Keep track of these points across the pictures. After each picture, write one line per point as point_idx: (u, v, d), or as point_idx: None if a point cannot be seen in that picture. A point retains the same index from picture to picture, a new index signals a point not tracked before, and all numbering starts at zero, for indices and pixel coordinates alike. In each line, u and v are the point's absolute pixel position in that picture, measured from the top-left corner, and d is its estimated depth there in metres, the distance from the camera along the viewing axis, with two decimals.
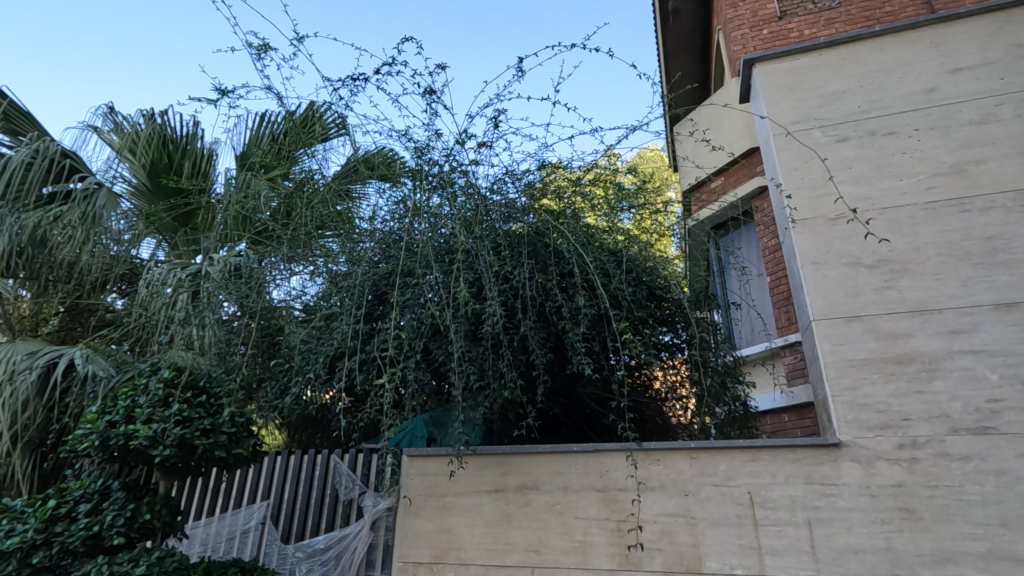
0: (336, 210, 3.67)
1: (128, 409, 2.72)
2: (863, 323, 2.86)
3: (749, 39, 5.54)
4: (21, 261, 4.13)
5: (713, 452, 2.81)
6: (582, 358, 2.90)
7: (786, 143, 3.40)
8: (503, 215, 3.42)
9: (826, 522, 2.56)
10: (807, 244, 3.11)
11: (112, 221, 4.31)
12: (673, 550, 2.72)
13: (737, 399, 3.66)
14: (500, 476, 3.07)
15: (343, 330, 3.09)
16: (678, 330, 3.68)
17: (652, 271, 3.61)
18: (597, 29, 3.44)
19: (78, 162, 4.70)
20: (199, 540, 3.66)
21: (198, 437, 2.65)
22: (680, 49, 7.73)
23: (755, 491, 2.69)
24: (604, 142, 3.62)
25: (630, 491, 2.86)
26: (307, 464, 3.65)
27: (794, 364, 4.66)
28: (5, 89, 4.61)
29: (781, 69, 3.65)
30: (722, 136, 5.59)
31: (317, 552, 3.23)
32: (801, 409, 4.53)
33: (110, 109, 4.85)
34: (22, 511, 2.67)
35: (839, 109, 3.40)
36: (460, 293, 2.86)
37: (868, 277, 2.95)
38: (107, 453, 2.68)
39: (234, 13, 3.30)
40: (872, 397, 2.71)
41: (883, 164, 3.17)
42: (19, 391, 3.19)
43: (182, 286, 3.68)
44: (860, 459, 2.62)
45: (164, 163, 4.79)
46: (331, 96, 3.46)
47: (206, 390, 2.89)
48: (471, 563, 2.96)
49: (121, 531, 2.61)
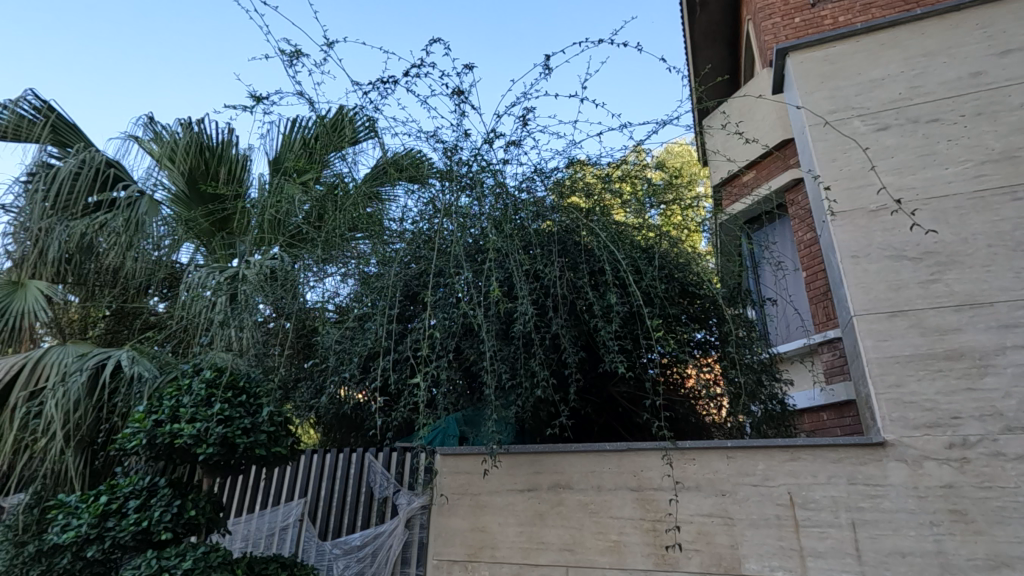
0: (367, 212, 3.73)
1: (173, 409, 2.82)
2: (908, 318, 2.76)
3: (781, 29, 5.43)
4: (70, 267, 4.35)
5: (750, 452, 2.75)
6: (615, 356, 2.86)
7: (823, 134, 3.31)
8: (532, 214, 3.41)
9: (871, 523, 2.48)
10: (847, 237, 3.02)
11: (154, 227, 4.49)
12: (710, 551, 2.67)
13: (774, 397, 3.56)
14: (533, 475, 3.07)
15: (376, 331, 3.14)
16: (711, 326, 3.60)
17: (684, 267, 3.59)
18: (625, 23, 3.39)
19: (121, 171, 4.93)
20: (241, 536, 3.82)
21: (239, 436, 2.74)
22: (707, 41, 7.62)
23: (796, 492, 2.62)
24: (633, 138, 3.56)
25: (666, 491, 2.82)
26: (343, 462, 3.74)
27: (832, 362, 4.53)
28: (54, 103, 4.85)
29: (816, 58, 3.55)
30: (755, 128, 5.48)
31: (353, 549, 3.32)
32: (841, 407, 4.40)
33: (150, 119, 4.99)
34: (77, 506, 2.79)
35: (879, 96, 3.29)
36: (491, 292, 2.86)
37: (913, 270, 2.84)
38: (154, 452, 2.77)
39: (266, 22, 3.36)
40: (919, 395, 2.61)
41: (927, 153, 3.05)
42: (72, 391, 3.27)
43: (221, 289, 3.78)
44: (907, 459, 2.52)
45: (202, 169, 4.89)
46: (361, 100, 3.51)
47: (245, 390, 2.98)
48: (505, 562, 2.97)
49: (168, 526, 2.71)
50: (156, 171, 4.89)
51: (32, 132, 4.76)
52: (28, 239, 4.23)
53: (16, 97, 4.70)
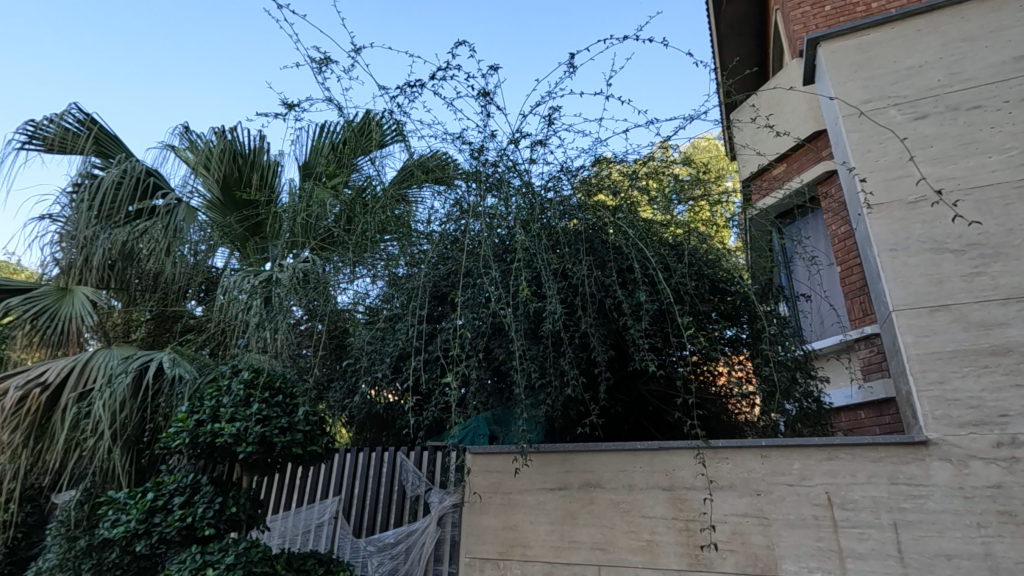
0: (396, 214, 3.77)
1: (213, 408, 2.92)
2: (950, 313, 2.66)
3: (811, 18, 5.30)
4: (113, 273, 4.57)
5: (786, 451, 2.70)
6: (645, 354, 2.83)
7: (857, 124, 3.22)
8: (558, 213, 3.39)
9: (914, 524, 2.42)
10: (884, 230, 2.94)
11: (190, 233, 4.63)
12: (746, 551, 2.64)
13: (809, 395, 3.46)
14: (564, 473, 3.07)
15: (407, 331, 3.18)
16: (743, 323, 3.53)
17: (714, 264, 3.55)
18: (650, 19, 3.38)
19: (160, 179, 5.09)
20: (278, 533, 3.91)
21: (276, 434, 2.83)
22: (734, 33, 7.49)
23: (834, 491, 2.57)
24: (659, 134, 3.52)
25: (699, 490, 2.79)
26: (375, 461, 3.81)
27: (870, 359, 4.40)
28: (96, 116, 5.05)
29: (848, 47, 3.46)
30: (785, 121, 5.38)
31: (386, 547, 3.38)
32: (879, 405, 4.26)
33: (185, 128, 5.15)
34: (126, 502, 2.91)
35: (916, 84, 3.18)
36: (520, 292, 2.86)
37: (955, 262, 2.74)
38: (196, 450, 2.87)
39: (296, 30, 3.47)
40: (963, 392, 2.52)
41: (969, 141, 2.94)
42: (118, 391, 3.38)
43: (256, 292, 3.83)
44: (951, 458, 2.44)
45: (235, 176, 5.01)
46: (389, 104, 3.56)
47: (282, 390, 3.07)
48: (537, 561, 2.98)
49: (211, 522, 2.81)
50: (191, 178, 5.02)
51: (77, 144, 4.96)
52: (75, 246, 4.41)
53: (61, 111, 4.91)
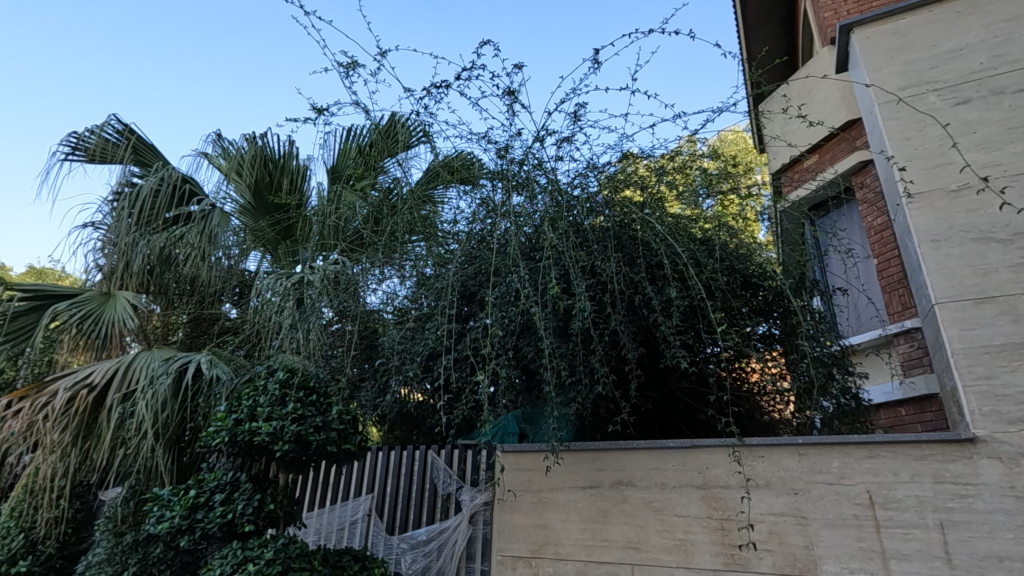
0: (422, 215, 3.83)
1: (251, 408, 2.99)
2: (997, 305, 2.56)
3: (842, 3, 5.15)
4: (152, 278, 4.74)
5: (824, 449, 2.63)
6: (677, 351, 2.79)
7: (894, 112, 3.12)
8: (585, 209, 3.36)
9: (962, 525, 2.33)
10: (924, 220, 2.84)
11: (224, 238, 4.76)
12: (784, 551, 2.58)
13: (847, 391, 3.36)
14: (595, 472, 3.06)
15: (437, 331, 3.20)
16: (774, 320, 3.48)
17: (746, 259, 3.49)
18: (676, 11, 3.31)
19: (195, 187, 5.26)
20: (314, 529, 4.09)
21: (311, 433, 2.89)
22: (761, 23, 7.34)
23: (876, 491, 2.50)
24: (687, 128, 3.44)
25: (734, 489, 2.74)
26: (407, 459, 3.87)
27: (910, 354, 4.26)
28: (135, 126, 5.22)
29: (884, 32, 3.35)
30: (816, 110, 5.26)
31: (419, 544, 3.42)
32: (922, 402, 4.13)
33: (217, 135, 5.26)
34: (169, 499, 3.01)
35: (956, 68, 3.07)
36: (550, 289, 2.85)
37: (1002, 252, 2.63)
38: (235, 448, 2.95)
39: (323, 36, 3.52)
40: (1013, 387, 2.41)
41: (1015, 125, 2.81)
42: (160, 392, 3.48)
43: (288, 295, 3.89)
44: (1001, 456, 2.34)
45: (266, 181, 5.11)
46: (414, 106, 3.59)
47: (315, 390, 3.15)
48: (569, 559, 2.98)
49: (251, 518, 2.89)
50: (224, 185, 5.16)
51: (117, 154, 5.14)
52: (115, 253, 4.56)
53: (102, 122, 5.10)
